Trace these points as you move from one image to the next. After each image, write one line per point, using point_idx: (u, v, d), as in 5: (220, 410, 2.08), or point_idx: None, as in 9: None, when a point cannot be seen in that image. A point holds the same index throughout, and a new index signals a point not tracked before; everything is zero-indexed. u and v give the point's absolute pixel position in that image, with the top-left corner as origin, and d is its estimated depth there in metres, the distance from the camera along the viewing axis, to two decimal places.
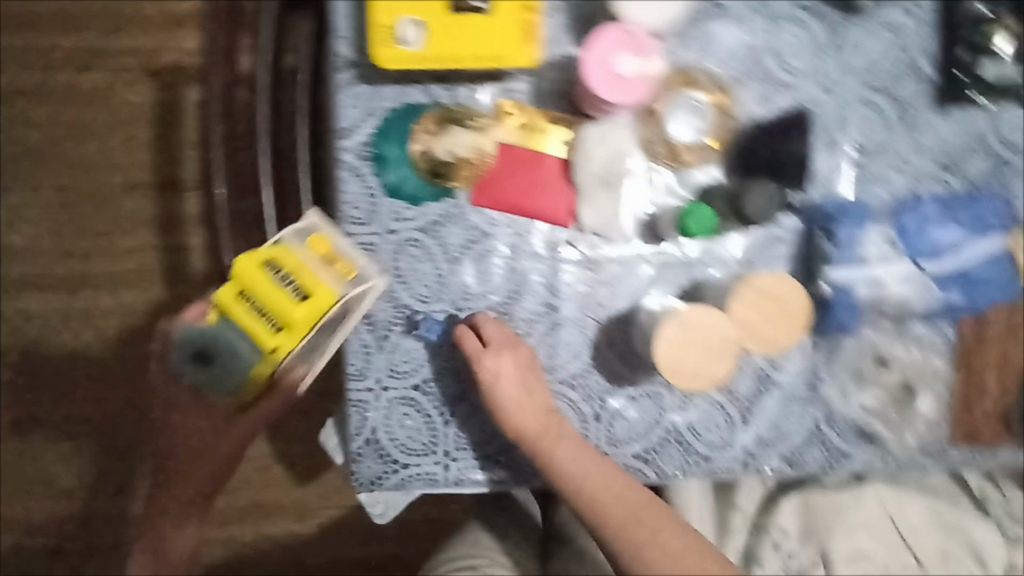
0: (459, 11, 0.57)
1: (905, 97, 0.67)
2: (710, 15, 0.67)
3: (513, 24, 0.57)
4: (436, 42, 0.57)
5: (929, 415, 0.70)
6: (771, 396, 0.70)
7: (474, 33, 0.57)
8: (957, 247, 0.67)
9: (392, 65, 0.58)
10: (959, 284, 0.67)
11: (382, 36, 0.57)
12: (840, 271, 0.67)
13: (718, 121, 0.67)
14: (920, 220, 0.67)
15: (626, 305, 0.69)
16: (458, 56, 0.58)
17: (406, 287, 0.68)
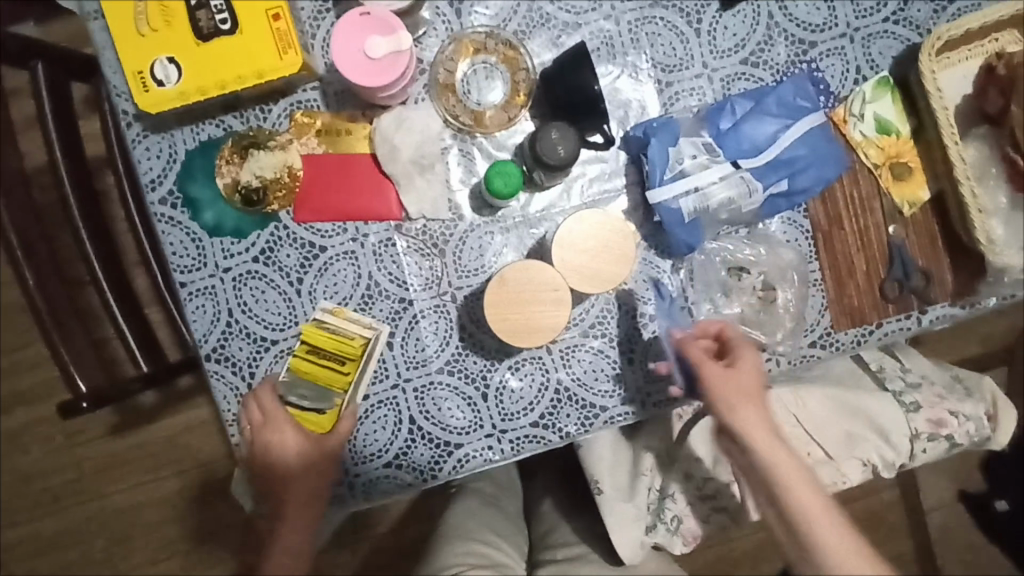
0: (207, 38, 0.57)
1: (685, 7, 0.68)
2: None
3: (263, 36, 0.58)
4: (196, 74, 0.58)
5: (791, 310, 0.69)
6: (648, 330, 0.69)
7: (228, 54, 0.57)
8: (775, 138, 0.67)
9: (161, 107, 0.58)
10: (782, 172, 0.67)
11: (140, 82, 0.58)
12: (662, 192, 0.64)
13: (514, 76, 0.66)
14: (731, 121, 0.67)
15: (478, 280, 0.68)
16: (220, 81, 0.58)
17: (256, 319, 0.66)
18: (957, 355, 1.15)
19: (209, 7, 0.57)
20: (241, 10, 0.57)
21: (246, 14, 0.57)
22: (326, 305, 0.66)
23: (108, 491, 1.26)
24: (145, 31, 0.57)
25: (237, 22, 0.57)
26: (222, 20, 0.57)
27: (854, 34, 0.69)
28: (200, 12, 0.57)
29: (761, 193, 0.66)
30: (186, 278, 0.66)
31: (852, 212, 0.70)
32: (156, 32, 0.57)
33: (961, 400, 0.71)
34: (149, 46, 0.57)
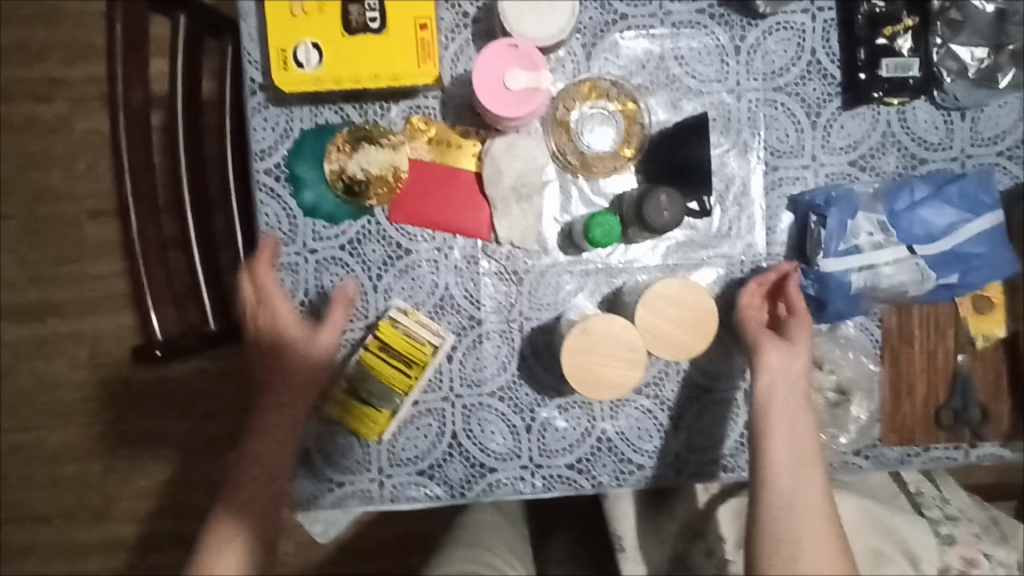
0: (355, 32, 0.59)
1: (809, 98, 0.69)
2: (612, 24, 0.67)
3: (407, 41, 0.59)
4: (336, 63, 0.59)
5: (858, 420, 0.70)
6: (698, 402, 0.70)
7: (369, 50, 0.59)
8: (954, 229, 0.65)
9: (296, 89, 0.60)
10: (956, 266, 0.65)
11: (281, 60, 0.59)
12: (834, 262, 0.65)
13: (628, 129, 0.68)
14: (908, 202, 0.66)
15: (550, 315, 0.69)
16: (359, 75, 0.59)
17: (329, 305, 0.68)
18: (972, 480, 1.15)
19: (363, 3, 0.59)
20: (393, 13, 0.59)
21: (396, 18, 0.59)
22: (402, 304, 0.67)
23: (120, 418, 1.28)
24: (298, 11, 0.59)
25: (386, 22, 0.59)
26: (372, 18, 0.58)
27: (966, 160, 0.70)
28: (353, 5, 0.58)
29: (933, 282, 0.66)
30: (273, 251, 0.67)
31: (927, 333, 0.70)
32: (308, 16, 0.59)
33: (995, 544, 0.71)
34: (297, 27, 0.59)
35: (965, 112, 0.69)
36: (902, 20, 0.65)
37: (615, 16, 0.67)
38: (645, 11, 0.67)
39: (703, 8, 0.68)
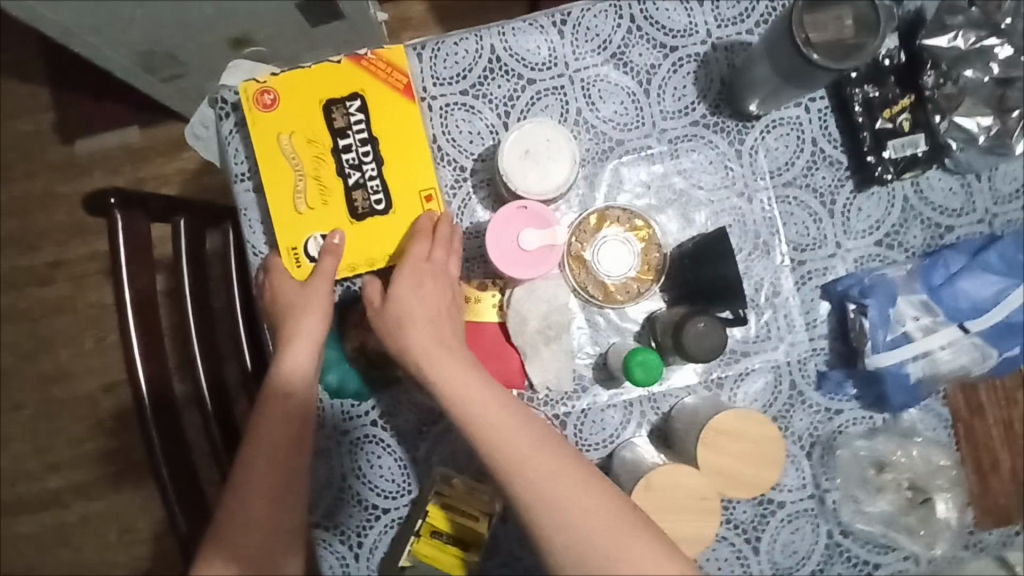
0: (363, 217, 0.62)
1: (822, 187, 0.68)
2: (610, 152, 0.68)
3: (412, 215, 0.62)
4: (351, 250, 0.62)
5: (954, 521, 0.64)
6: (774, 519, 0.66)
7: (378, 230, 0.62)
8: (1000, 297, 0.62)
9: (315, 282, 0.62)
10: (1015, 337, 0.62)
11: (293, 259, 0.62)
12: (886, 356, 0.62)
13: (646, 251, 0.66)
14: (945, 275, 0.63)
15: (601, 453, 0.65)
16: (374, 257, 0.62)
17: (371, 487, 0.65)
18: None
19: (366, 188, 0.62)
20: (395, 189, 0.62)
21: (401, 195, 0.62)
22: (445, 472, 0.63)
23: None
24: (303, 209, 0.62)
25: (391, 202, 0.62)
26: (378, 200, 0.62)
27: (992, 220, 0.68)
28: (356, 192, 0.62)
29: (996, 358, 0.63)
30: None
31: (994, 402, 0.67)
32: (314, 211, 0.62)
33: None
34: (305, 224, 0.62)
35: (981, 173, 0.68)
36: (897, 102, 0.65)
37: (611, 143, 0.68)
38: (640, 134, 0.68)
39: (696, 120, 0.68)
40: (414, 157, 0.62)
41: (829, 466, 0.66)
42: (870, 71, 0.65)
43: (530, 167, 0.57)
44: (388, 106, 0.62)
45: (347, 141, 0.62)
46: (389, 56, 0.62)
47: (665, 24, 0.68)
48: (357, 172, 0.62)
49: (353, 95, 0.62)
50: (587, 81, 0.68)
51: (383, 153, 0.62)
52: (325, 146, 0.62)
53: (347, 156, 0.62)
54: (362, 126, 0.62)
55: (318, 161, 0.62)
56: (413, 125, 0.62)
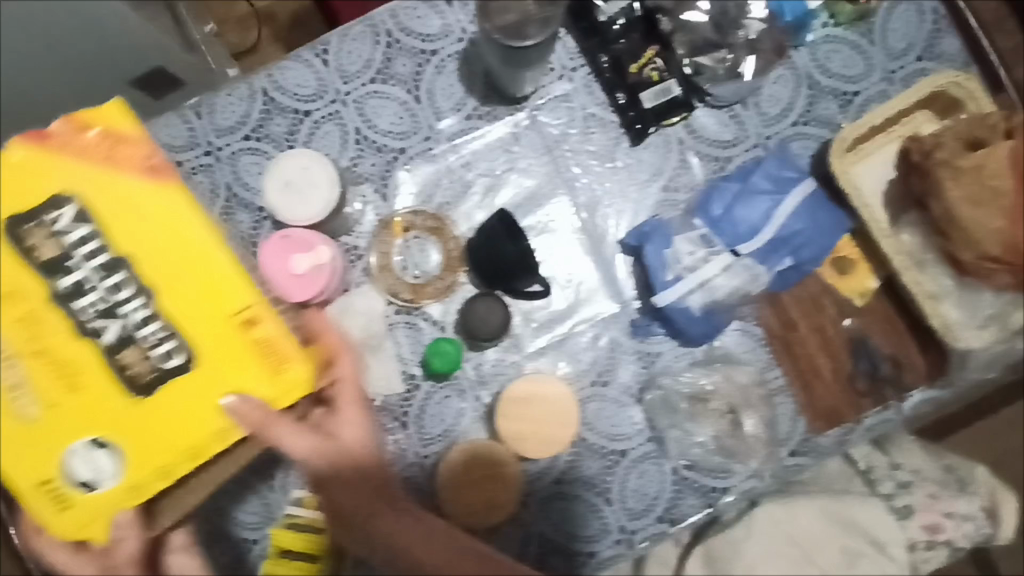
0: (142, 396, 0.42)
1: (600, 148, 0.70)
2: (395, 161, 0.71)
3: (224, 349, 0.43)
4: (139, 464, 0.43)
5: (762, 435, 0.68)
6: (620, 469, 0.68)
7: (179, 410, 0.43)
8: (771, 215, 0.65)
9: (144, 494, 0.43)
10: (784, 250, 0.65)
11: (48, 504, 0.43)
12: (665, 294, 0.65)
13: (446, 246, 0.70)
14: (723, 206, 0.67)
15: (442, 446, 0.68)
16: (147, 479, 0.43)
17: (235, 523, 0.68)
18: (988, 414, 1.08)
19: (146, 341, 0.42)
20: (185, 331, 0.43)
21: (201, 337, 0.43)
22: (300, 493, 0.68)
23: None
24: (30, 416, 0.42)
25: (190, 343, 0.43)
26: (164, 352, 0.42)
27: (767, 141, 0.69)
28: (126, 352, 0.42)
29: (766, 274, 0.66)
30: None
31: (804, 311, 0.69)
32: (48, 414, 0.42)
33: (953, 497, 0.70)
34: (31, 444, 0.42)
35: (745, 99, 0.70)
36: (643, 53, 0.68)
37: (395, 153, 0.71)
38: (417, 139, 0.71)
39: (469, 113, 0.71)
40: (189, 257, 0.43)
41: (655, 405, 0.69)
42: (614, 33, 0.68)
43: (290, 197, 0.61)
44: (118, 201, 0.42)
45: (75, 277, 0.42)
46: (88, 118, 0.43)
47: (420, 32, 0.71)
48: (117, 319, 0.42)
49: (56, 200, 0.42)
50: (358, 100, 0.71)
51: (145, 278, 0.42)
52: (23, 317, 0.42)
53: (82, 303, 0.42)
54: (94, 245, 0.42)
55: (37, 345, 0.42)
56: (142, 234, 0.42)
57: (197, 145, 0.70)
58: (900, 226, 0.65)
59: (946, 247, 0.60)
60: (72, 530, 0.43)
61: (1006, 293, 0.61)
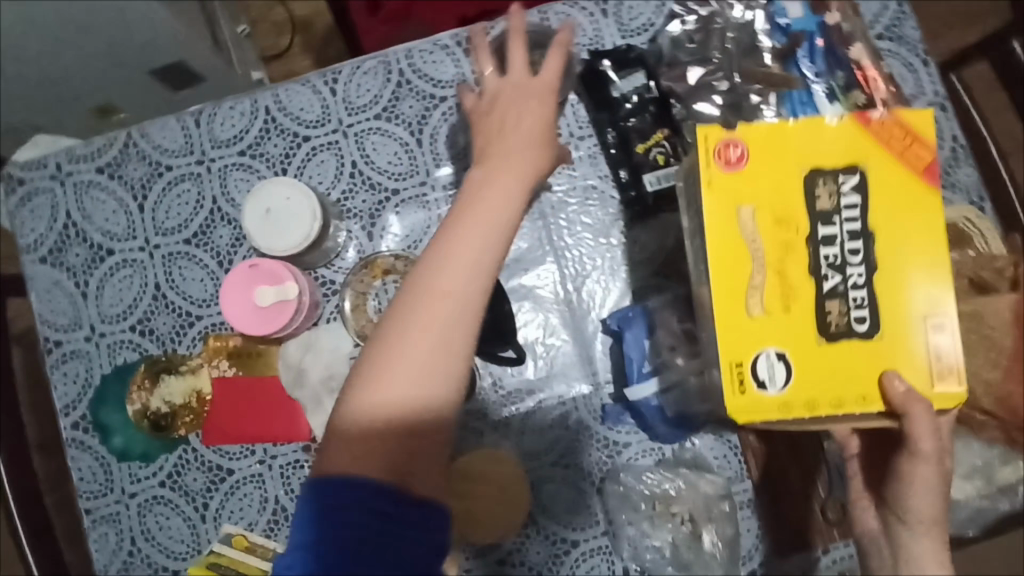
0: (835, 340, 0.46)
1: (596, 224, 0.69)
2: (386, 203, 0.69)
3: (915, 353, 0.46)
4: (800, 386, 0.46)
5: (721, 554, 0.63)
6: (568, 559, 0.65)
7: (852, 367, 0.46)
8: None
9: (790, 413, 0.46)
10: None
11: (731, 385, 0.46)
12: (639, 390, 0.64)
13: None
14: None
15: None
16: (822, 399, 0.46)
17: (160, 548, 0.66)
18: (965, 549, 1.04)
19: (850, 302, 0.46)
20: (888, 318, 0.46)
21: (893, 319, 0.47)
22: (231, 530, 0.65)
23: None
24: (757, 313, 0.46)
25: (880, 328, 0.46)
26: (864, 321, 0.46)
27: None
28: (832, 303, 0.46)
29: None
30: (93, 503, 0.67)
31: None
32: (773, 318, 0.46)
33: None
34: (762, 334, 0.46)
35: None
36: (652, 135, 0.65)
37: (387, 193, 0.69)
38: (412, 182, 0.69)
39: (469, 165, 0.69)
40: (916, 259, 0.46)
41: (614, 501, 0.65)
42: (626, 111, 0.66)
43: (268, 226, 0.60)
44: (898, 184, 0.47)
45: (836, 231, 0.47)
46: (911, 121, 0.47)
47: (433, 76, 0.70)
48: (847, 275, 0.47)
49: (855, 165, 0.47)
50: (360, 134, 0.69)
51: (880, 255, 0.47)
52: (790, 228, 0.47)
53: (842, 245, 0.46)
54: (856, 211, 0.47)
55: (783, 254, 0.47)
56: (903, 252, 0.47)
57: (191, 153, 0.70)
58: None
59: None
60: (733, 408, 0.46)
61: (996, 446, 0.59)
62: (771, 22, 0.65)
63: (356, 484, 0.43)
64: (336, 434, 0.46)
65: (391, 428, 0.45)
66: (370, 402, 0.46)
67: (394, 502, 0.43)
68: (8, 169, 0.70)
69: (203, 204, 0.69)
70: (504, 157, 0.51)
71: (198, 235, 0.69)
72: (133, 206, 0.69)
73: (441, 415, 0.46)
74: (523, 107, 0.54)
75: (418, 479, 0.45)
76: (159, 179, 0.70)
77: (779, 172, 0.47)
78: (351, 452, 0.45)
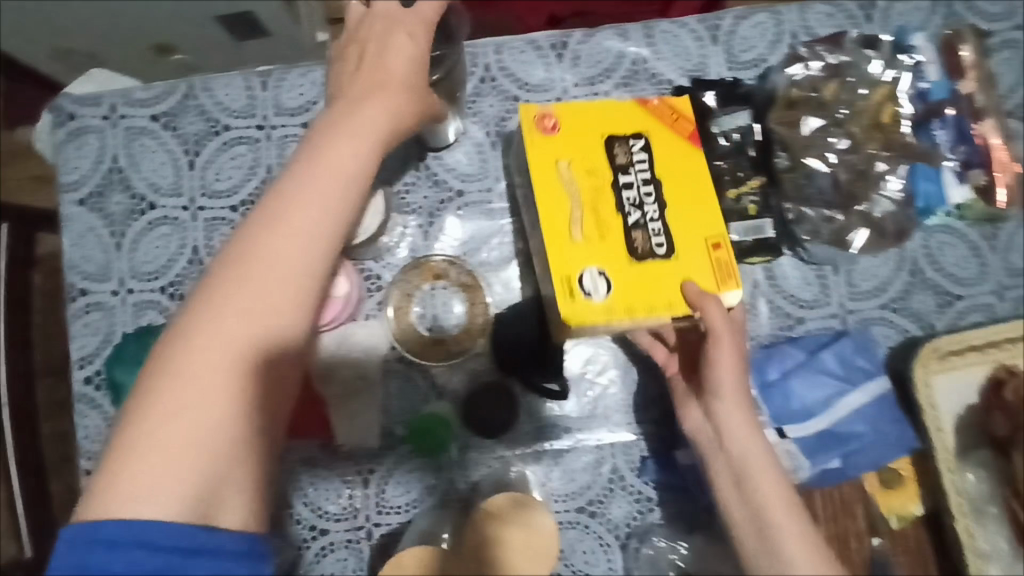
0: (643, 261, 0.54)
1: None
2: (447, 204, 0.65)
3: (702, 263, 0.54)
4: (623, 294, 0.53)
5: None
6: None
7: (655, 278, 0.53)
8: (830, 402, 0.57)
9: (623, 314, 0.52)
10: (835, 449, 0.57)
11: (565, 293, 0.52)
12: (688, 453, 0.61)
13: (473, 306, 0.63)
14: (779, 371, 0.59)
15: (401, 518, 0.62)
16: (638, 304, 0.52)
17: None
18: None
19: (647, 229, 0.55)
20: (679, 236, 0.55)
21: (684, 238, 0.55)
22: None
23: None
24: (578, 238, 0.54)
25: (672, 246, 0.54)
26: (659, 242, 0.54)
27: (846, 316, 0.62)
28: (636, 232, 0.54)
29: (809, 470, 0.56)
30: (94, 467, 0.62)
31: (833, 514, 0.59)
32: (591, 244, 0.54)
33: None
34: (586, 258, 0.53)
35: (838, 265, 0.63)
36: (747, 181, 0.60)
37: (451, 194, 0.65)
38: (481, 187, 0.65)
39: None
40: (696, 196, 0.56)
41: (640, 562, 0.61)
42: (722, 149, 0.60)
43: None
44: (671, 147, 0.57)
45: (628, 177, 0.56)
46: (676, 103, 0.59)
47: (521, 78, 0.66)
48: (641, 211, 0.55)
49: (637, 133, 0.57)
50: None
51: (665, 191, 0.55)
52: (596, 172, 0.56)
53: (632, 187, 0.56)
54: (645, 166, 0.56)
55: (595, 193, 0.55)
56: (691, 189, 0.56)
57: (251, 115, 0.66)
58: (963, 464, 0.58)
59: (1012, 506, 0.56)
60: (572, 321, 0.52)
61: None
62: (913, 86, 0.61)
63: (140, 539, 0.36)
64: (116, 457, 0.38)
65: (199, 429, 0.39)
66: (167, 403, 0.39)
67: (190, 536, 0.36)
68: (59, 101, 0.65)
69: (256, 171, 0.65)
70: (366, 99, 0.47)
71: (246, 203, 0.65)
72: (183, 161, 0.65)
73: (272, 376, 0.42)
74: (395, 43, 0.49)
75: (233, 490, 0.40)
76: (214, 138, 0.65)
77: (582, 122, 0.57)
78: (142, 483, 0.37)
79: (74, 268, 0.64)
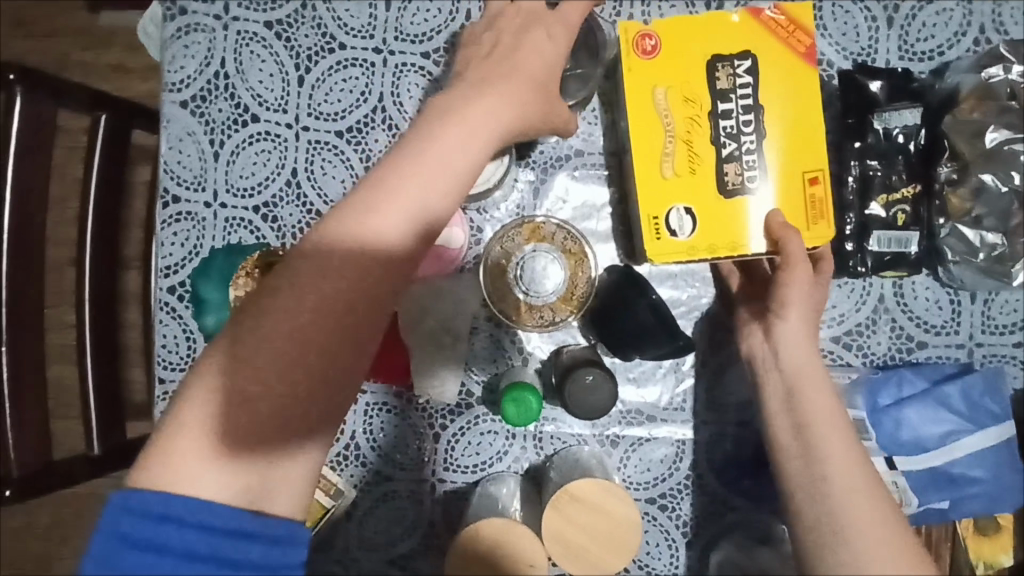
0: (734, 197, 0.53)
1: None
2: (563, 163, 0.61)
3: (796, 199, 0.53)
4: (708, 229, 0.53)
5: None
6: None
7: (750, 215, 0.53)
8: (948, 439, 0.54)
9: (709, 253, 0.53)
10: (947, 490, 0.54)
11: (651, 230, 0.54)
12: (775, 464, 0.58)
13: (574, 275, 0.57)
14: (894, 398, 0.55)
15: (468, 479, 0.61)
16: (722, 244, 0.53)
17: None
18: None
19: (743, 162, 0.53)
20: (777, 175, 0.53)
21: (783, 172, 0.53)
22: None
23: None
24: (669, 174, 0.53)
25: (771, 185, 0.53)
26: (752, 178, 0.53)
27: (974, 349, 0.57)
28: (730, 165, 0.53)
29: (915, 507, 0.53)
30: (170, 376, 0.61)
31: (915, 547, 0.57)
32: (682, 180, 0.53)
33: None
34: (673, 194, 0.53)
35: (977, 293, 0.57)
36: (898, 189, 0.55)
37: (568, 153, 0.61)
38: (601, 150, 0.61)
39: None
40: (801, 132, 0.53)
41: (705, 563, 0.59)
42: (880, 145, 0.54)
43: None
44: (784, 69, 0.53)
45: (729, 105, 0.53)
46: (794, 12, 0.53)
47: None
48: (741, 143, 0.53)
49: (744, 52, 0.53)
50: None
51: (767, 124, 0.53)
52: (693, 100, 0.53)
53: (732, 118, 0.53)
54: (748, 89, 0.53)
55: (692, 124, 0.53)
56: (796, 122, 0.53)
57: (369, 37, 0.62)
58: None
59: None
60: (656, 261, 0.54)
61: None
62: None
63: (186, 519, 0.37)
64: (174, 434, 0.38)
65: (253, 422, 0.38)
66: (228, 383, 0.38)
67: (236, 520, 0.37)
68: None
69: (367, 98, 0.62)
70: (481, 85, 0.42)
71: (353, 130, 0.62)
72: (292, 75, 0.62)
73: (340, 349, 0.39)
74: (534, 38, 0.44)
75: (279, 483, 0.39)
76: (328, 55, 0.62)
77: (687, 42, 0.53)
78: (196, 461, 0.38)
79: (169, 173, 0.62)
